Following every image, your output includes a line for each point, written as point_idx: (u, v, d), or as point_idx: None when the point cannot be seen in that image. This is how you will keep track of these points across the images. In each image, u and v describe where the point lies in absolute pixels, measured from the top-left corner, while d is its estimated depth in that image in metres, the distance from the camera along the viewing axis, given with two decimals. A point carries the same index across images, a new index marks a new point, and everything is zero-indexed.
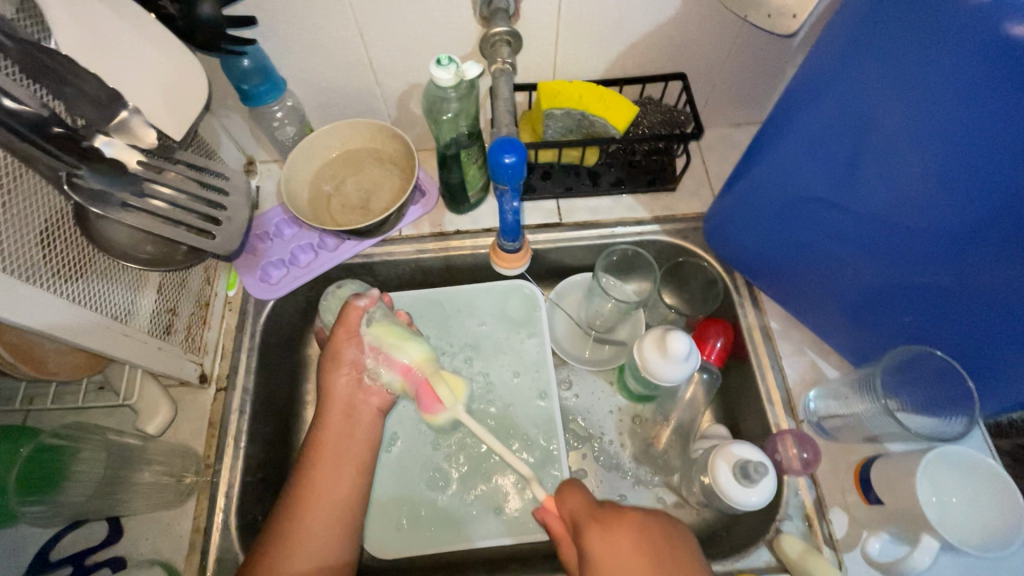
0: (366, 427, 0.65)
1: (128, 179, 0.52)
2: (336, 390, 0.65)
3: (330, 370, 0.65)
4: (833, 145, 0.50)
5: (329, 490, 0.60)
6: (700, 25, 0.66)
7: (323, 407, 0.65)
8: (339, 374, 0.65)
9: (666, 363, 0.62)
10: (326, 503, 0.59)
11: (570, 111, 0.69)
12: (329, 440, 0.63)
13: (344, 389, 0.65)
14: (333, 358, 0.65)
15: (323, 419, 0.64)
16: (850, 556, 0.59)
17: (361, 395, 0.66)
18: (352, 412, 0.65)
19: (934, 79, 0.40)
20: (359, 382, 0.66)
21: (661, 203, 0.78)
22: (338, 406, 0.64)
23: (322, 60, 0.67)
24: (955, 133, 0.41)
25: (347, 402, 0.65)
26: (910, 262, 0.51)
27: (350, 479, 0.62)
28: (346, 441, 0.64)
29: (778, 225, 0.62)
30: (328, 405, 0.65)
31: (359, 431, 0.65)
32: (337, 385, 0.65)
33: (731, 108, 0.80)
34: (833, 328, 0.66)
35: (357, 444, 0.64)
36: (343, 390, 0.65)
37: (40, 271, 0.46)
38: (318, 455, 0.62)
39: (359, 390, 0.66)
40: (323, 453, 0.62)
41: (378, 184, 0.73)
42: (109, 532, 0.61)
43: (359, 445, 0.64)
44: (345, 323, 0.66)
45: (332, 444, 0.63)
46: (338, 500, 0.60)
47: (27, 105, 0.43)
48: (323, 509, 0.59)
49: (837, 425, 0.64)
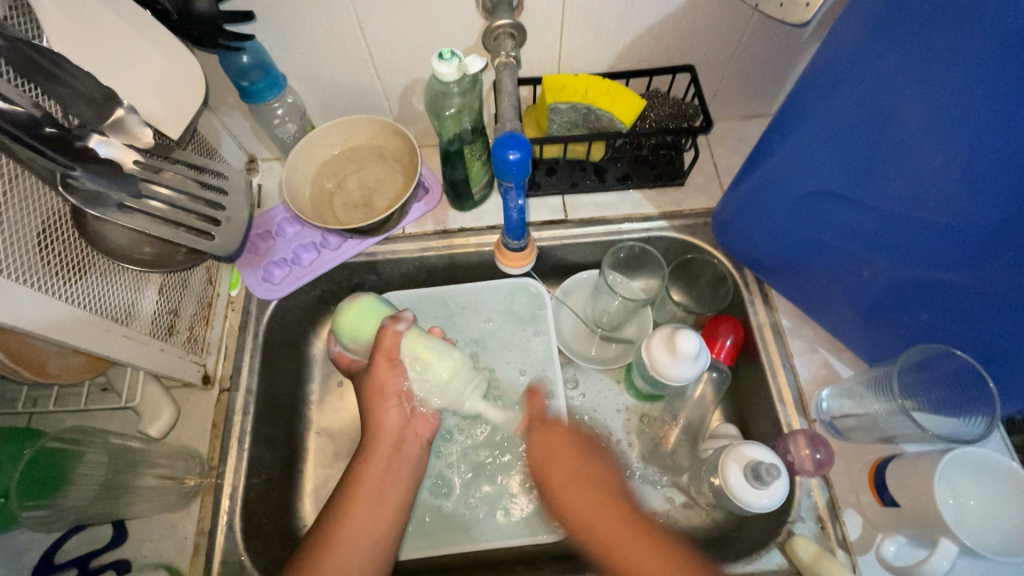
0: (411, 461, 0.65)
1: (126, 181, 0.51)
2: (384, 423, 0.63)
3: (376, 405, 0.63)
4: (848, 139, 0.48)
5: (361, 526, 0.58)
6: (709, 15, 0.65)
7: (369, 444, 0.63)
8: (389, 410, 0.63)
9: (675, 362, 0.60)
10: (360, 543, 0.57)
11: (575, 105, 0.68)
12: (372, 475, 0.62)
13: (394, 422, 0.64)
14: (377, 391, 0.62)
15: (370, 454, 0.63)
16: (864, 559, 0.58)
17: (412, 425, 0.65)
18: (398, 446, 0.64)
19: (958, 69, 0.39)
20: (407, 414, 0.65)
21: (669, 199, 0.77)
22: (388, 439, 0.63)
23: (322, 55, 0.66)
24: (977, 125, 0.39)
25: (396, 436, 0.64)
26: (929, 260, 0.49)
27: (387, 517, 0.60)
28: (388, 477, 0.63)
29: (790, 220, 0.60)
30: (374, 440, 0.63)
31: (405, 467, 0.64)
32: (387, 420, 0.63)
33: (740, 101, 0.79)
34: (846, 325, 0.65)
35: (399, 483, 0.63)
36: (393, 423, 0.64)
37: (39, 274, 0.45)
38: (358, 490, 0.60)
39: (409, 422, 0.65)
40: (361, 489, 0.61)
41: (381, 181, 0.72)
42: (113, 534, 0.60)
43: (402, 480, 0.64)
44: (385, 349, 0.61)
45: (376, 478, 0.62)
46: (371, 540, 0.58)
47: (19, 105, 0.42)
48: (357, 545, 0.57)
49: (849, 425, 0.63)
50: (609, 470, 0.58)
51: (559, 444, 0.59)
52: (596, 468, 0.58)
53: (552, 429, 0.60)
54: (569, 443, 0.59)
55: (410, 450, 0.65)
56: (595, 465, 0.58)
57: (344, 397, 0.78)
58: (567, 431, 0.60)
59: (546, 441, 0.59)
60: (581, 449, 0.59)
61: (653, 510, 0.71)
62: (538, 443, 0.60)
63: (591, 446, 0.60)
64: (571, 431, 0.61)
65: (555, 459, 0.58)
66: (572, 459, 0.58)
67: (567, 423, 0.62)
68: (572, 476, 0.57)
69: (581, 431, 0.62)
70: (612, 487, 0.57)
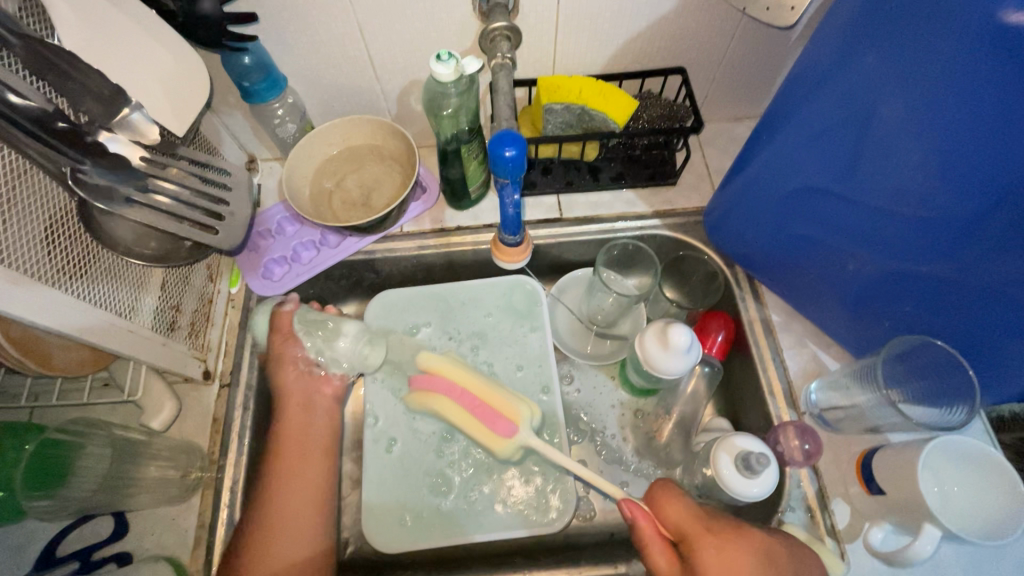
0: (323, 414, 0.71)
1: (131, 176, 0.53)
2: (289, 387, 0.70)
3: (277, 372, 0.71)
4: (833, 136, 0.50)
5: (300, 484, 0.64)
6: (699, 18, 0.66)
7: (280, 407, 0.70)
8: (288, 372, 0.71)
9: (666, 356, 0.62)
10: (293, 488, 0.64)
11: (570, 106, 0.69)
12: (290, 430, 0.68)
13: (296, 383, 0.71)
14: (277, 360, 0.71)
15: (282, 417, 0.69)
16: (853, 546, 0.59)
17: (315, 386, 0.72)
18: (307, 404, 0.71)
19: (935, 68, 0.40)
20: (305, 373, 0.72)
21: (662, 198, 0.78)
22: (295, 398, 0.70)
23: (322, 56, 0.67)
24: (953, 121, 0.41)
25: (302, 395, 0.71)
26: (909, 252, 0.51)
27: (316, 464, 0.67)
28: (305, 429, 0.69)
29: (779, 218, 0.62)
30: (285, 402, 0.70)
31: (317, 419, 0.70)
32: (289, 382, 0.71)
33: (730, 103, 0.80)
34: (834, 319, 0.66)
35: (316, 432, 0.69)
36: (292, 384, 0.71)
37: (44, 268, 0.46)
38: (278, 443, 0.67)
39: (310, 383, 0.72)
40: (287, 449, 0.67)
41: (379, 181, 0.74)
42: (115, 527, 0.61)
43: (319, 430, 0.70)
44: (280, 328, 0.71)
45: (295, 432, 0.68)
46: (309, 487, 0.65)
47: (32, 100, 0.44)
48: (297, 494, 0.64)
49: (839, 417, 0.64)
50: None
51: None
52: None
53: (734, 548, 0.51)
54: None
55: (323, 407, 0.72)
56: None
57: None
58: (756, 543, 0.52)
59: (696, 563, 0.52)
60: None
61: None
62: (709, 554, 0.51)
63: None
64: (766, 556, 0.51)
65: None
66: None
67: (753, 530, 0.53)
68: None
69: (782, 544, 0.53)
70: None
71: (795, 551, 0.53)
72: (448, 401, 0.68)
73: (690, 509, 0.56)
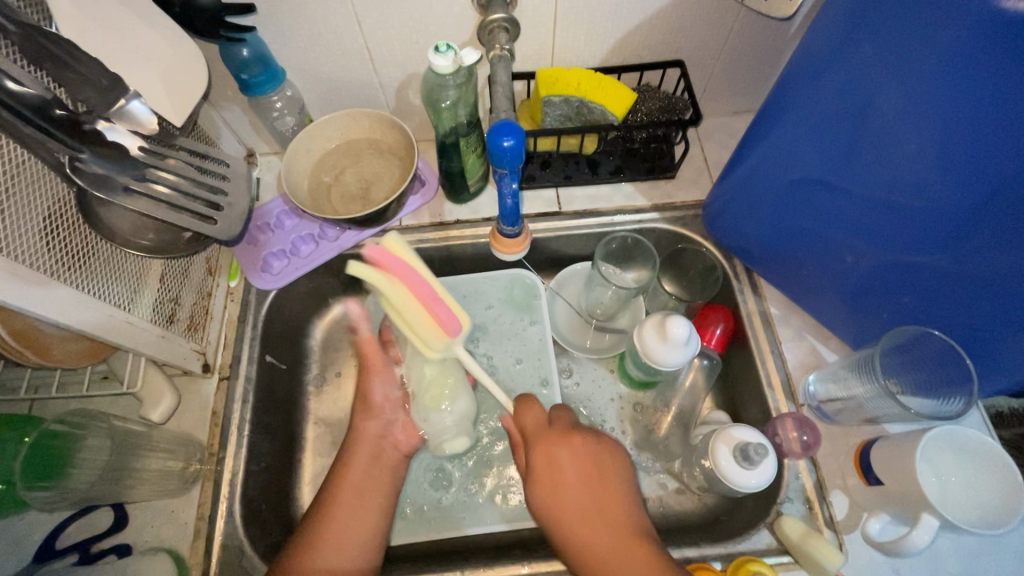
0: (389, 468, 0.67)
1: (130, 165, 0.52)
2: (368, 432, 0.68)
3: (361, 419, 0.69)
4: (831, 127, 0.50)
5: (347, 513, 0.61)
6: (697, 12, 0.67)
7: (350, 447, 0.67)
8: (372, 420, 0.69)
9: (665, 347, 0.62)
10: (346, 533, 0.60)
11: (568, 98, 0.69)
12: (352, 478, 0.64)
13: (372, 434, 0.68)
14: (364, 407, 0.70)
15: (349, 460, 0.66)
16: (851, 537, 0.59)
17: (390, 439, 0.69)
18: (378, 453, 0.67)
19: (931, 56, 0.40)
20: (390, 423, 0.69)
21: (660, 192, 0.78)
22: (364, 445, 0.66)
23: (321, 50, 0.67)
24: (948, 109, 0.41)
25: (375, 446, 0.67)
26: (907, 243, 0.51)
27: (368, 514, 0.62)
28: (371, 472, 0.65)
29: (777, 210, 0.62)
30: (354, 448, 0.67)
31: (384, 474, 0.66)
32: (366, 431, 0.68)
33: (729, 97, 0.81)
34: (833, 312, 0.66)
35: (378, 482, 0.65)
36: (371, 433, 0.68)
37: (41, 258, 0.46)
38: (338, 487, 0.63)
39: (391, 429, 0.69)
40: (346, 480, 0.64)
41: (378, 174, 0.74)
42: (114, 519, 0.61)
43: (381, 484, 0.65)
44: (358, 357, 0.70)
45: (355, 482, 0.64)
46: (361, 533, 0.60)
47: (31, 88, 0.44)
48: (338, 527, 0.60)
49: (837, 409, 0.64)
50: (616, 486, 0.60)
51: (566, 468, 0.60)
52: (602, 497, 0.59)
53: (564, 450, 0.61)
54: (582, 471, 0.60)
55: (390, 463, 0.67)
56: (600, 490, 0.59)
57: (342, 387, 0.79)
58: (581, 446, 0.61)
59: (547, 460, 0.61)
60: (590, 480, 0.59)
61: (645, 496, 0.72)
62: (540, 454, 0.61)
63: (609, 482, 0.60)
64: (585, 454, 0.61)
65: (554, 485, 0.59)
66: (576, 484, 0.59)
67: (583, 435, 0.63)
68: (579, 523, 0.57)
69: (604, 447, 0.62)
70: (614, 510, 0.58)
71: (610, 454, 0.62)
72: (402, 284, 0.58)
73: (543, 418, 0.65)
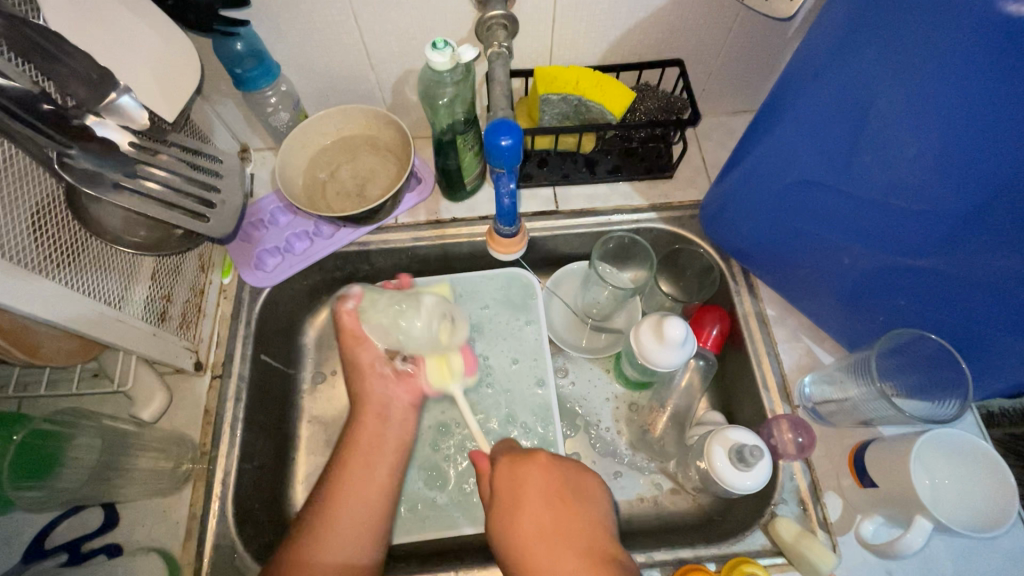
0: (398, 426, 0.68)
1: (119, 161, 0.52)
2: (370, 391, 0.69)
3: (360, 381, 0.70)
4: (830, 129, 0.50)
5: (358, 484, 0.61)
6: (697, 11, 0.66)
7: (358, 412, 0.68)
8: (371, 381, 0.70)
9: (661, 348, 0.62)
10: (351, 506, 0.60)
11: (566, 97, 0.70)
12: (362, 443, 0.65)
13: (376, 391, 0.69)
14: (356, 369, 0.71)
15: (358, 422, 0.67)
16: (845, 539, 0.60)
17: (393, 393, 0.70)
18: (382, 414, 0.68)
19: (933, 59, 0.40)
20: (383, 378, 0.71)
21: (658, 191, 0.78)
22: (371, 406, 0.68)
23: (316, 44, 0.66)
24: (949, 111, 0.41)
25: (380, 405, 0.69)
26: (904, 245, 0.51)
27: (379, 478, 0.63)
28: (377, 440, 0.66)
29: (774, 211, 0.62)
30: (362, 410, 0.68)
31: (391, 431, 0.67)
32: (371, 391, 0.69)
33: (727, 97, 0.80)
34: (830, 314, 0.66)
35: (388, 444, 0.66)
36: (376, 393, 0.69)
37: (29, 254, 0.45)
38: (348, 459, 0.63)
39: (392, 388, 0.70)
40: (352, 456, 0.64)
41: (373, 171, 0.73)
42: (103, 519, 0.61)
43: (389, 446, 0.66)
44: (348, 329, 0.72)
45: (364, 446, 0.65)
46: (363, 505, 0.60)
47: (16, 82, 0.43)
48: (348, 506, 0.60)
49: (831, 411, 0.65)
50: (576, 503, 0.55)
51: (532, 483, 0.56)
52: (565, 514, 0.53)
53: (529, 468, 0.57)
54: (544, 488, 0.56)
55: (398, 418, 0.69)
56: (564, 506, 0.54)
57: (336, 385, 0.79)
58: (546, 462, 0.58)
59: (514, 477, 0.57)
60: (553, 498, 0.55)
61: (640, 496, 0.72)
62: (504, 471, 0.58)
63: (574, 501, 0.55)
64: (550, 470, 0.57)
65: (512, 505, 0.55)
66: (534, 500, 0.55)
67: (550, 453, 0.60)
68: (535, 540, 0.51)
69: (572, 467, 0.59)
70: (572, 528, 0.52)
71: (584, 477, 0.58)
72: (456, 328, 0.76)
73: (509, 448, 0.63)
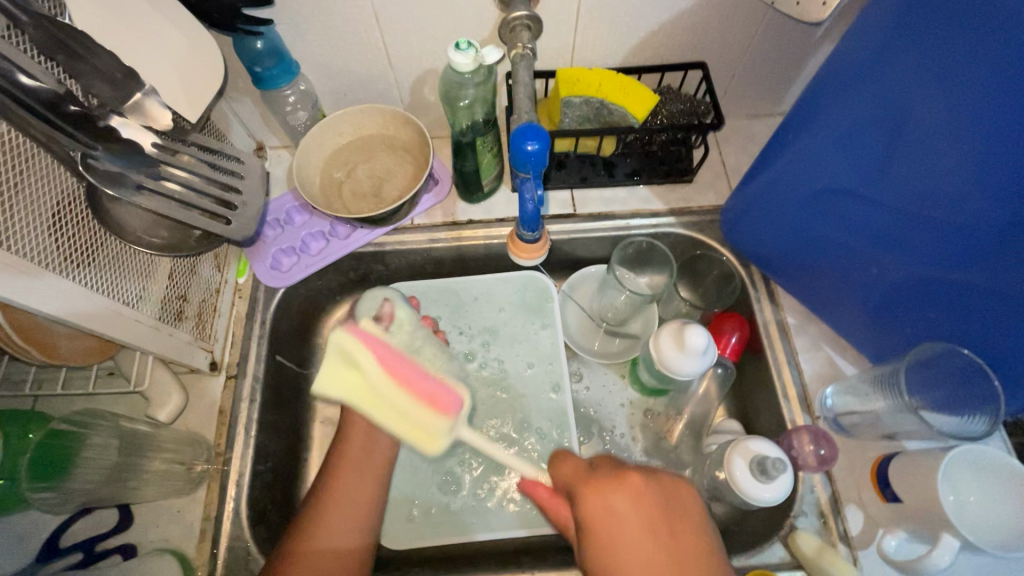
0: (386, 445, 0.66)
1: (143, 161, 0.52)
2: (358, 413, 0.66)
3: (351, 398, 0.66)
4: (865, 138, 0.49)
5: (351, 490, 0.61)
6: (724, 13, 0.65)
7: (346, 429, 0.66)
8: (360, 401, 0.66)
9: (682, 357, 0.61)
10: (345, 504, 0.60)
11: (588, 99, 0.69)
12: (351, 452, 0.64)
13: (363, 413, 0.66)
14: None
15: (347, 437, 0.65)
16: (866, 553, 0.59)
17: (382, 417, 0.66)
18: (372, 431, 0.66)
19: (978, 69, 0.39)
20: None
21: (677, 196, 0.77)
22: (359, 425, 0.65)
23: (337, 43, 0.66)
24: (994, 124, 0.39)
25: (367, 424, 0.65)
26: (936, 258, 0.50)
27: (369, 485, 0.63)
28: (367, 456, 0.64)
29: (801, 219, 0.60)
30: (349, 428, 0.66)
31: (379, 451, 0.65)
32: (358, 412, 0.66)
33: (750, 99, 0.79)
34: (854, 324, 0.65)
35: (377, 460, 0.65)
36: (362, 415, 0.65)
37: (50, 256, 0.45)
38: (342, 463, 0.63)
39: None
40: (345, 463, 0.63)
41: (390, 171, 0.72)
42: (119, 519, 0.60)
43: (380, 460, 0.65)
44: None
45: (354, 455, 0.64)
46: (358, 505, 0.61)
47: (43, 82, 0.43)
48: (343, 504, 0.60)
49: (854, 422, 0.64)
50: (691, 537, 0.46)
51: (630, 517, 0.46)
52: (682, 553, 0.45)
53: (620, 495, 0.48)
54: (650, 525, 0.46)
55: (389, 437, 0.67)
56: (678, 544, 0.45)
57: None
58: (638, 485, 0.48)
59: (606, 507, 0.47)
60: (659, 529, 0.46)
61: None
62: (592, 502, 0.48)
63: (681, 531, 0.46)
64: (647, 497, 0.47)
65: (616, 552, 0.45)
66: (648, 546, 0.45)
67: (637, 472, 0.49)
68: None
69: (664, 484, 0.49)
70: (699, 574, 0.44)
71: (679, 494, 0.49)
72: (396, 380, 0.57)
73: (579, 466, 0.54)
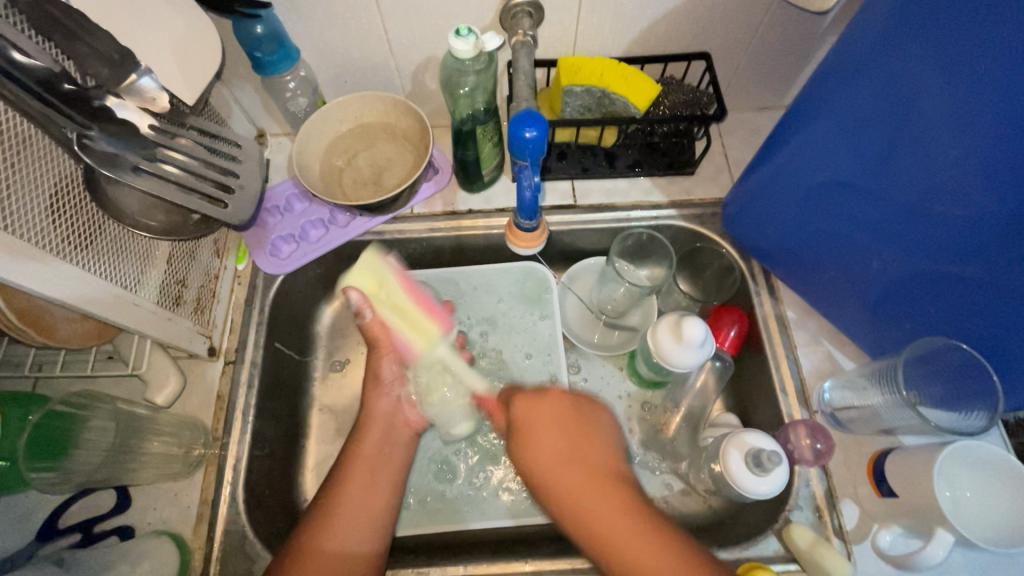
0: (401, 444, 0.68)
1: (139, 143, 0.51)
2: (378, 408, 0.69)
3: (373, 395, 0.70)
4: (867, 128, 0.48)
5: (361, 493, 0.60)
6: (727, 3, 0.64)
7: (363, 422, 0.68)
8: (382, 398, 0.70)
9: (679, 349, 0.61)
10: (354, 508, 0.59)
11: (589, 89, 0.68)
12: (365, 454, 0.64)
13: (383, 409, 0.69)
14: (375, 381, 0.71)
15: (363, 431, 0.67)
16: (860, 548, 0.59)
17: (401, 414, 0.70)
18: (388, 428, 0.68)
19: (978, 60, 0.38)
20: (398, 400, 0.71)
21: (679, 187, 0.77)
22: (378, 421, 0.67)
23: (337, 28, 0.65)
24: (993, 117, 0.39)
25: (386, 420, 0.68)
26: (936, 252, 0.49)
27: (382, 489, 0.62)
28: (379, 459, 0.64)
29: (801, 211, 0.60)
30: (365, 424, 0.67)
31: (395, 449, 0.67)
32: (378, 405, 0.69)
33: (754, 91, 0.78)
34: (854, 318, 0.65)
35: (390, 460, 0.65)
36: (383, 410, 0.69)
37: (48, 236, 0.45)
38: (352, 466, 0.62)
39: (397, 410, 0.70)
40: (356, 462, 0.63)
41: (390, 160, 0.72)
42: (117, 501, 0.61)
43: (392, 461, 0.65)
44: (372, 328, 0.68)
45: (368, 457, 0.64)
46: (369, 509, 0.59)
47: (37, 60, 0.42)
48: (353, 506, 0.59)
49: (851, 417, 0.63)
50: (596, 437, 0.57)
51: (546, 417, 0.58)
52: (584, 445, 0.56)
53: (542, 401, 0.59)
54: (563, 425, 0.57)
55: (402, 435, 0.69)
56: (584, 438, 0.56)
57: (346, 374, 0.78)
58: (558, 396, 0.60)
59: (529, 413, 0.59)
60: (570, 429, 0.57)
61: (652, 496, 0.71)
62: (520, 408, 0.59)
63: (587, 432, 0.57)
64: (563, 404, 0.59)
65: (533, 434, 0.57)
66: (555, 433, 0.56)
67: (561, 389, 0.61)
68: (562, 472, 0.54)
69: (580, 397, 0.60)
70: (595, 458, 0.55)
71: (593, 408, 0.60)
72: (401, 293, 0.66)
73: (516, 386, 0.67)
